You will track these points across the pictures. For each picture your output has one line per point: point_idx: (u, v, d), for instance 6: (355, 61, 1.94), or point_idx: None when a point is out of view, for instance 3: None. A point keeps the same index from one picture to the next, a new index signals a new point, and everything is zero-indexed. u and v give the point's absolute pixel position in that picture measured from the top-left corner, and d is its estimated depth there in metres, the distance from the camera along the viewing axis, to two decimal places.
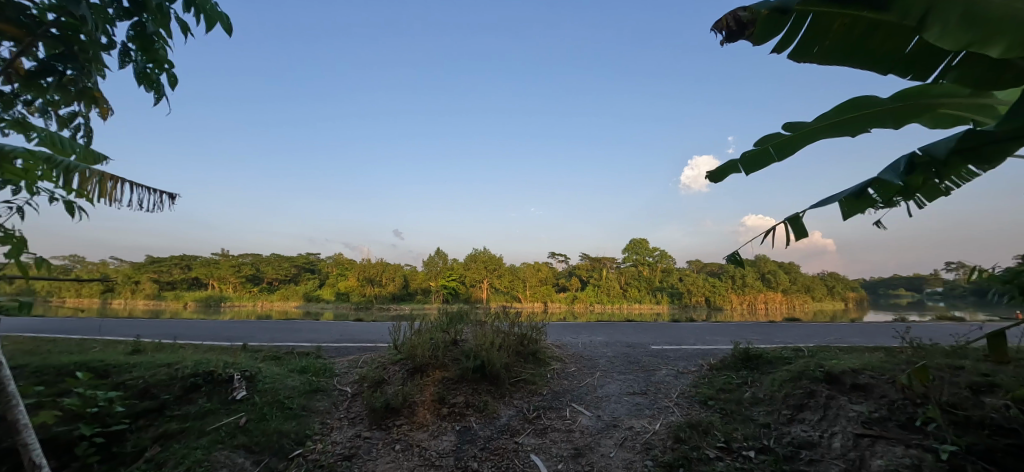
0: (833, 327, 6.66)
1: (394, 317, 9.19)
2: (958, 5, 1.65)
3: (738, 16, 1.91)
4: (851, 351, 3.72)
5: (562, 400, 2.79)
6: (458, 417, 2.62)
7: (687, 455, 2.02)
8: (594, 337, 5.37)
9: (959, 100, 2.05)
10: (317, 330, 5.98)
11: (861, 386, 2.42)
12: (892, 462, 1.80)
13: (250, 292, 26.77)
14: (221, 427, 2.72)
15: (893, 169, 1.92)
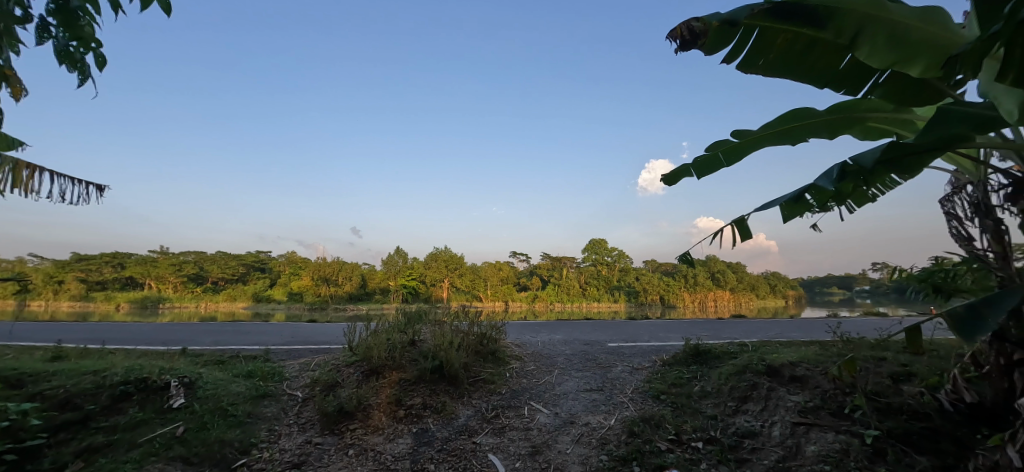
0: (772, 323, 7.17)
1: (349, 318, 8.89)
2: (886, 26, 1.82)
3: (691, 26, 2.01)
4: (790, 345, 4.00)
5: (521, 398, 2.81)
6: (415, 418, 2.57)
7: (641, 448, 2.08)
8: (554, 335, 5.44)
9: (884, 116, 2.23)
10: (266, 332, 5.68)
11: (798, 378, 2.59)
12: (823, 447, 1.94)
13: (195, 292, 25.01)
14: (155, 438, 2.52)
15: (827, 176, 2.03)
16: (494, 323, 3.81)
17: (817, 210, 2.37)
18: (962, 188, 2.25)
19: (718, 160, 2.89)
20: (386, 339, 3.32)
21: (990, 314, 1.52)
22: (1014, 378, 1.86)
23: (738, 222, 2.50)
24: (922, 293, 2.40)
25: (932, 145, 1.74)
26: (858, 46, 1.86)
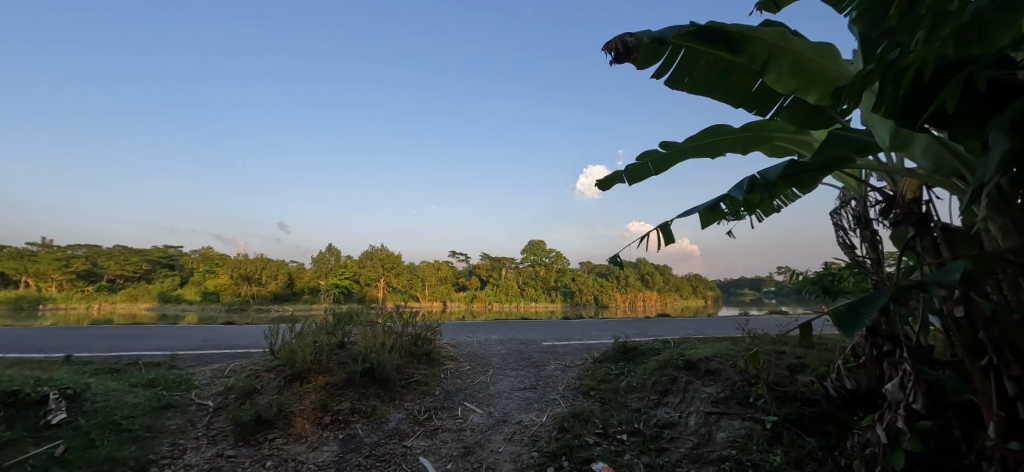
0: (691, 321, 7.79)
1: (269, 320, 8.26)
2: (789, 57, 2.02)
3: (625, 41, 2.16)
4: (707, 341, 4.36)
5: (455, 399, 2.79)
6: (342, 424, 2.46)
7: (570, 443, 2.15)
8: (490, 335, 5.50)
9: (788, 138, 2.48)
10: (172, 336, 5.11)
11: (712, 371, 2.83)
12: (731, 433, 2.14)
13: (88, 291, 21.81)
14: (25, 461, 2.16)
15: (738, 188, 2.22)
16: (430, 323, 3.76)
17: (731, 217, 2.59)
18: (847, 202, 2.48)
19: (648, 169, 3.08)
20: (313, 341, 3.15)
21: (865, 310, 1.78)
22: (884, 366, 2.19)
23: (663, 229, 2.67)
24: (812, 294, 2.63)
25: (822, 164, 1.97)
26: (766, 72, 2.07)
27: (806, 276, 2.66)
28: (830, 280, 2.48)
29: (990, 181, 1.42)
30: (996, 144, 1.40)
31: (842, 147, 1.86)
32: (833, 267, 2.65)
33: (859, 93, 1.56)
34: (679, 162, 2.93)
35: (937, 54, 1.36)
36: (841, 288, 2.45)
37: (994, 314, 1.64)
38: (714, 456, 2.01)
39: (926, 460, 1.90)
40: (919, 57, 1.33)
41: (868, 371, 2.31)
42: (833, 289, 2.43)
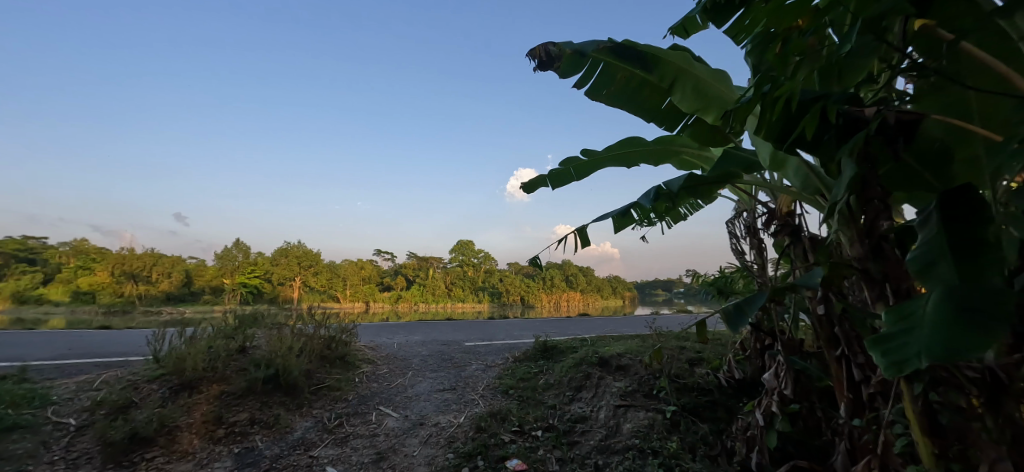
0: (609, 320, 8.29)
1: (159, 323, 7.30)
2: (692, 79, 2.25)
3: (546, 48, 2.45)
4: (620, 338, 4.69)
5: (369, 404, 2.74)
6: (239, 437, 2.35)
7: (486, 443, 2.17)
8: (412, 337, 5.44)
9: (693, 153, 2.71)
10: (23, 343, 4.29)
11: (622, 366, 3.03)
12: (635, 424, 2.29)
13: None
14: None
15: (646, 196, 2.39)
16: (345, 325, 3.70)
17: (643, 223, 2.79)
18: (739, 213, 2.75)
19: (570, 175, 3.22)
20: (207, 347, 2.94)
21: (749, 309, 2.01)
22: (765, 357, 2.46)
23: (580, 233, 2.78)
24: (708, 295, 2.90)
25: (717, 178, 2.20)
26: (674, 91, 2.28)
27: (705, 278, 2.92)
28: (724, 283, 2.76)
29: (840, 199, 1.68)
30: (845, 169, 1.66)
31: (733, 164, 2.09)
32: (726, 271, 2.94)
33: (744, 116, 1.79)
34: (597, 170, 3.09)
35: (799, 87, 1.59)
36: (733, 289, 2.74)
37: (845, 312, 1.94)
38: (619, 446, 2.15)
39: (795, 439, 2.18)
40: (784, 89, 1.55)
41: (751, 362, 2.57)
42: (727, 290, 2.72)
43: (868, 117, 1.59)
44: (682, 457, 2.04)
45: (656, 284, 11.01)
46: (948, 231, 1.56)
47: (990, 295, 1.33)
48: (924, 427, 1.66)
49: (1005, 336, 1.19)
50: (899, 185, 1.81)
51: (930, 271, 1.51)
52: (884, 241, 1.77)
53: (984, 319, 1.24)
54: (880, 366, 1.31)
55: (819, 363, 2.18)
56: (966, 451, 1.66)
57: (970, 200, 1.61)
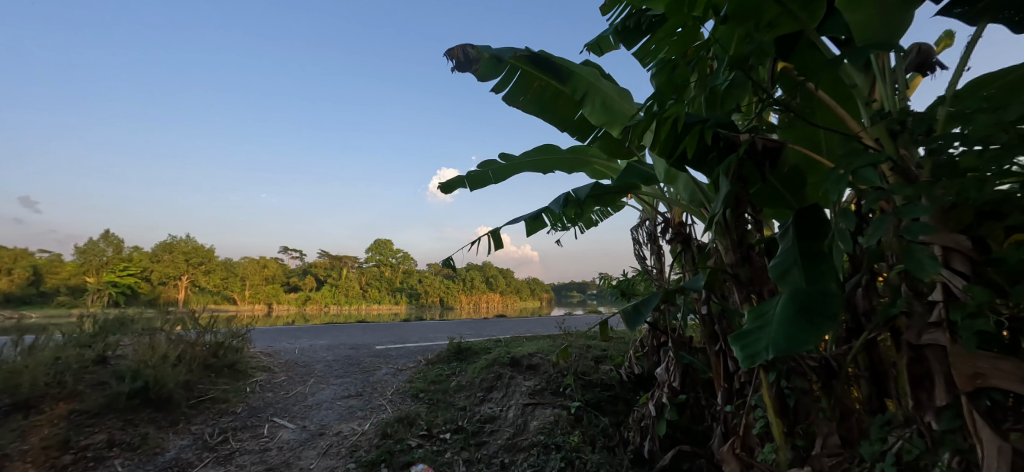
0: (527, 322, 8.64)
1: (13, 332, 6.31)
2: (601, 94, 2.46)
3: (464, 49, 2.66)
4: (534, 338, 4.95)
5: (262, 416, 3.01)
6: (93, 462, 2.36)
7: (392, 449, 2.44)
8: (314, 340, 5.75)
9: (601, 164, 2.92)
10: None
11: (532, 365, 3.27)
12: (541, 421, 2.56)
13: None
14: None
15: (557, 202, 2.56)
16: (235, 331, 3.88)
17: (557, 228, 2.97)
18: (643, 221, 2.98)
19: (488, 177, 3.36)
20: (53, 359, 2.85)
21: (643, 309, 2.20)
22: (661, 353, 2.71)
23: (494, 239, 3.02)
24: (614, 296, 3.12)
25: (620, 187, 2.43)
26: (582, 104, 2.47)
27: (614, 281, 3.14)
28: (627, 285, 2.99)
29: (716, 212, 1.92)
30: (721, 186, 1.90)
31: (633, 176, 2.31)
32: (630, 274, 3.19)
33: (642, 130, 1.98)
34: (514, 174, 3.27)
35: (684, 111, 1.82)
36: (634, 291, 2.96)
37: (722, 310, 2.17)
38: (525, 443, 2.43)
39: (681, 426, 2.43)
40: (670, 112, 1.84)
41: (648, 358, 2.85)
42: (629, 292, 2.94)
43: (739, 141, 1.87)
44: (582, 450, 2.32)
45: (569, 290, 11.64)
46: (799, 242, 1.84)
47: (822, 296, 1.58)
48: (777, 409, 1.94)
49: (827, 330, 1.45)
50: (765, 203, 2.09)
51: (785, 277, 1.78)
52: (752, 251, 2.04)
53: (815, 317, 1.50)
54: (738, 356, 1.53)
55: (703, 356, 2.44)
56: (808, 427, 1.90)
57: (816, 218, 1.91)
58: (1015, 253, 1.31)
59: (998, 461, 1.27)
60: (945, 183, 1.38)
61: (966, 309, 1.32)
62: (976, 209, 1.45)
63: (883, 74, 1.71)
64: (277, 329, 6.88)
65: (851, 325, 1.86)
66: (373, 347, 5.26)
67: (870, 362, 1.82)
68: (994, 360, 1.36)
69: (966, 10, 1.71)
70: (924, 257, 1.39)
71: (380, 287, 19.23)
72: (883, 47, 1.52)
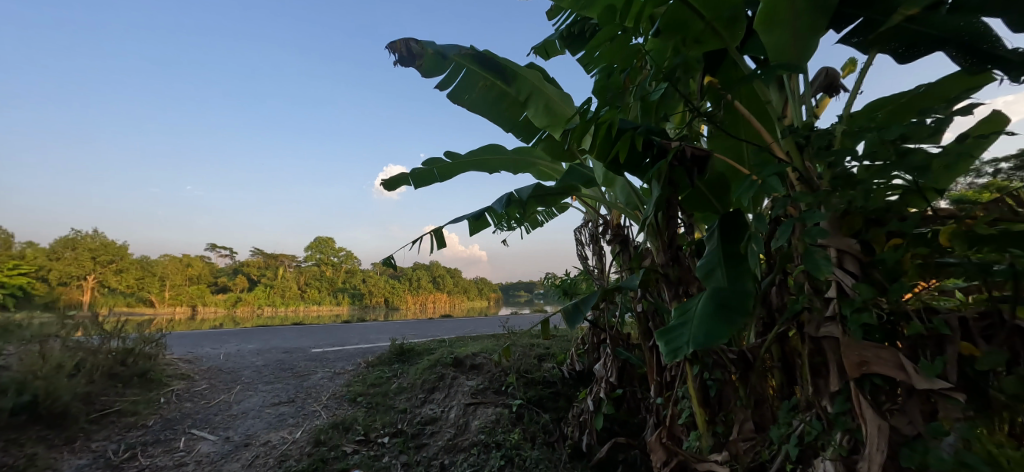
0: (473, 323, 8.68)
1: None
2: (544, 97, 2.76)
3: (409, 47, 2.97)
4: (480, 338, 5.02)
5: (177, 429, 2.88)
6: None
7: (326, 456, 2.50)
8: (244, 344, 5.49)
9: (547, 165, 3.08)
10: None
11: (474, 365, 3.45)
12: (482, 420, 2.71)
13: None
14: None
15: (500, 202, 2.66)
16: (147, 335, 3.72)
17: (501, 227, 3.07)
18: (587, 222, 3.08)
19: (433, 175, 3.35)
20: None
21: (583, 307, 2.27)
22: (600, 350, 2.85)
23: (436, 235, 3.08)
24: (557, 295, 3.22)
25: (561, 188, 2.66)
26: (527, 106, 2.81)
27: (558, 280, 3.23)
28: (569, 284, 3.09)
29: (648, 215, 2.02)
30: (654, 189, 2.02)
31: (574, 178, 2.51)
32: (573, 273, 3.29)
33: (582, 133, 2.10)
34: (460, 173, 3.30)
35: (617, 117, 1.93)
36: (576, 290, 3.07)
37: (655, 308, 2.29)
38: (466, 444, 2.57)
39: (617, 419, 2.57)
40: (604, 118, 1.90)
41: (588, 355, 3.00)
42: (570, 291, 3.05)
43: (669, 147, 1.97)
44: (521, 447, 2.48)
45: (515, 292, 11.79)
46: (722, 244, 1.96)
47: (738, 294, 1.72)
48: (700, 399, 2.10)
49: (738, 325, 1.58)
50: (696, 208, 2.21)
51: (710, 277, 1.91)
52: (681, 251, 2.17)
53: (729, 313, 1.62)
54: (662, 352, 1.65)
55: (638, 352, 2.58)
56: (726, 416, 2.07)
57: (738, 221, 2.01)
58: (893, 254, 1.47)
59: (878, 439, 1.39)
60: (840, 192, 1.54)
61: (855, 304, 1.48)
62: (864, 215, 1.60)
63: (793, 94, 1.88)
64: (203, 334, 6.39)
65: (765, 319, 1.95)
66: (309, 351, 5.05)
67: (783, 353, 1.92)
68: (875, 350, 1.47)
69: (862, 40, 1.96)
70: (819, 257, 1.54)
71: (319, 287, 17.80)
72: (788, 69, 1.68)
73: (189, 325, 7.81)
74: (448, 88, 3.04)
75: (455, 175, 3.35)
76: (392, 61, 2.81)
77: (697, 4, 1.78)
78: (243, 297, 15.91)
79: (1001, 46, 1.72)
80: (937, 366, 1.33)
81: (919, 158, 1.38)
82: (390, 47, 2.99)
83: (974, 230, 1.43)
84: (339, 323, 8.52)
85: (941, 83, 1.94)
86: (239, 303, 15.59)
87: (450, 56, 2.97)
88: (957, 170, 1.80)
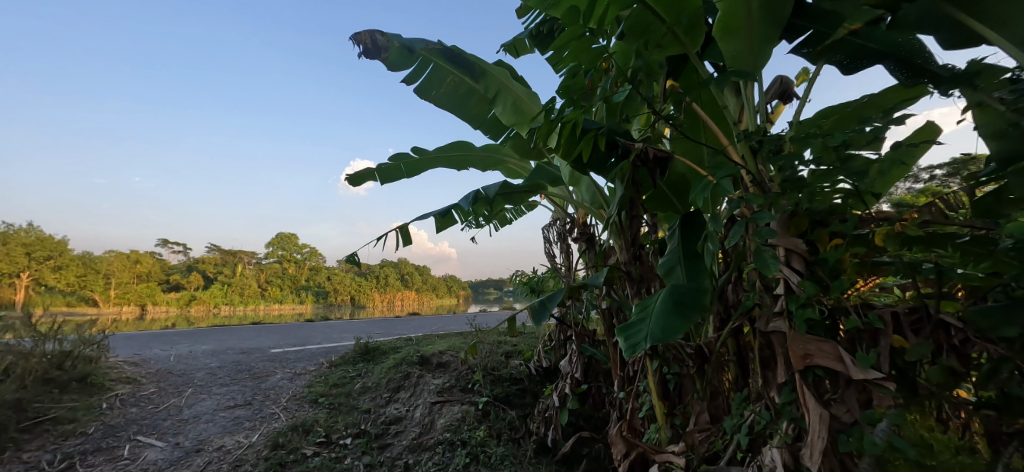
0: (440, 321, 8.58)
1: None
2: (512, 96, 2.79)
3: (374, 39, 2.92)
4: (447, 336, 5.01)
5: (120, 436, 2.71)
6: None
7: (284, 460, 2.44)
8: (199, 345, 5.24)
9: (515, 163, 3.11)
10: None
11: (441, 363, 3.49)
12: (448, 419, 2.71)
13: None
14: None
15: (467, 199, 2.67)
16: (87, 337, 3.54)
17: (469, 223, 3.09)
18: (555, 220, 3.11)
19: (399, 171, 3.31)
20: None
21: (549, 304, 2.30)
22: (566, 346, 2.93)
23: (401, 231, 3.04)
24: (524, 293, 3.25)
25: (528, 187, 2.71)
26: (495, 104, 2.83)
27: (525, 278, 3.26)
28: (537, 282, 3.13)
29: (612, 213, 2.11)
30: (617, 188, 2.07)
31: (541, 176, 2.66)
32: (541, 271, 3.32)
33: (548, 132, 2.13)
34: (426, 169, 3.27)
35: (581, 117, 1.97)
36: (543, 287, 3.11)
37: (619, 306, 2.37)
38: (431, 442, 2.56)
39: (581, 413, 2.63)
40: (569, 117, 1.97)
41: (555, 351, 3.06)
42: (537, 288, 3.08)
43: (632, 148, 2.01)
44: (486, 443, 2.50)
45: (483, 288, 11.74)
46: (682, 243, 2.03)
47: (696, 290, 1.78)
48: (660, 393, 2.17)
49: (693, 321, 1.63)
50: (658, 207, 2.27)
51: (670, 275, 1.97)
52: (643, 249, 2.23)
53: (685, 309, 1.68)
54: (622, 348, 1.69)
55: (603, 348, 2.65)
56: (684, 408, 2.15)
57: (697, 221, 2.09)
58: (834, 252, 1.55)
59: (819, 427, 1.46)
60: (788, 195, 1.61)
61: (800, 300, 1.55)
62: (809, 217, 1.66)
63: (748, 101, 1.96)
64: (151, 335, 6.01)
65: (722, 314, 2.01)
66: (267, 351, 4.86)
67: (737, 347, 2.00)
68: (819, 343, 1.52)
69: (810, 51, 2.05)
70: (768, 256, 1.60)
71: (281, 285, 17.14)
72: (741, 76, 1.75)
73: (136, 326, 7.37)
74: (415, 83, 3.01)
75: (422, 171, 3.32)
76: (356, 53, 2.75)
77: (658, 9, 1.84)
78: (197, 296, 14.79)
79: (933, 62, 1.86)
80: (871, 358, 1.41)
81: (858, 164, 1.46)
82: (355, 39, 2.91)
83: (906, 232, 1.54)
84: (302, 323, 8.28)
85: (880, 93, 2.13)
86: (193, 302, 14.60)
87: (417, 49, 2.93)
88: (892, 175, 1.98)
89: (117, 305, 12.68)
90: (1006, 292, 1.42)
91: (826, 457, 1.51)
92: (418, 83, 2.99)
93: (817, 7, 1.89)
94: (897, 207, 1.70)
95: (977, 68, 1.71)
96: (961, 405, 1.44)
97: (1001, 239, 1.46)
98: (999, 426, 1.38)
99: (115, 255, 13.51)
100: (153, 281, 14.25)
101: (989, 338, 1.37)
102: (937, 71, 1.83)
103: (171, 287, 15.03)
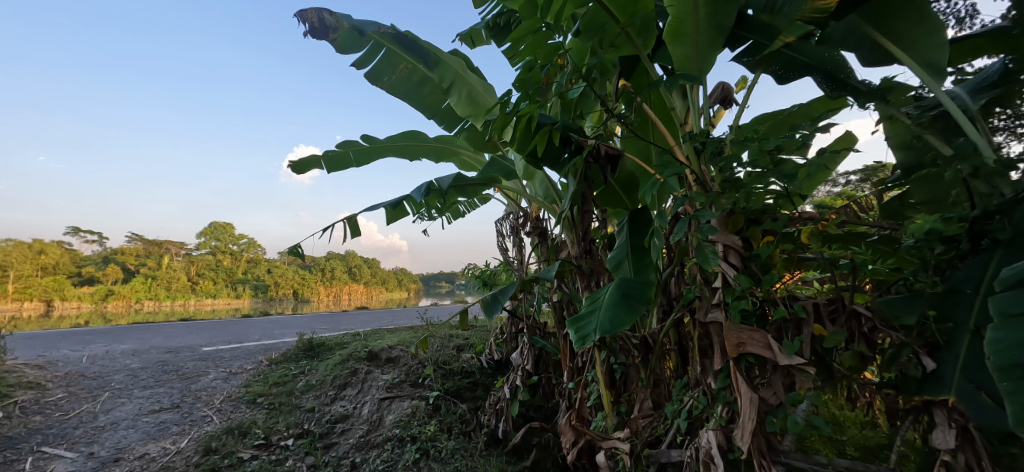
0: (389, 315, 8.35)
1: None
2: (467, 87, 2.78)
3: (320, 17, 2.76)
4: (396, 331, 4.92)
5: (22, 450, 2.40)
6: None
7: (219, 463, 2.29)
8: (113, 345, 4.74)
9: (469, 155, 3.12)
10: None
11: (391, 359, 3.42)
12: (397, 415, 2.66)
13: None
14: None
15: (420, 190, 2.61)
16: None
17: (421, 216, 3.05)
18: (509, 215, 3.11)
19: (347, 160, 3.18)
20: None
21: (501, 297, 2.32)
22: (518, 338, 2.99)
23: (350, 223, 2.92)
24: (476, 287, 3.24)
25: (482, 179, 2.73)
26: (449, 94, 2.81)
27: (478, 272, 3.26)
28: (489, 276, 3.13)
29: (564, 208, 2.13)
30: (570, 184, 2.12)
31: (494, 170, 2.64)
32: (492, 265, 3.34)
33: (505, 124, 2.12)
34: (377, 158, 3.18)
35: (536, 111, 2.00)
36: (495, 280, 3.12)
37: (570, 298, 2.44)
38: (379, 439, 2.51)
39: (532, 404, 2.69)
40: (525, 112, 1.97)
41: (506, 344, 3.11)
42: (489, 282, 3.08)
43: (585, 145, 2.06)
44: (436, 437, 2.48)
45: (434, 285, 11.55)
46: (630, 238, 2.10)
47: (643, 284, 1.84)
48: (606, 382, 2.25)
49: (639, 312, 1.70)
50: (607, 202, 2.40)
51: (619, 269, 2.05)
52: (594, 244, 2.28)
53: (633, 301, 1.75)
54: (572, 339, 1.74)
55: (554, 340, 2.72)
56: (629, 396, 2.25)
57: (644, 218, 2.16)
58: (766, 249, 1.65)
59: (749, 409, 1.56)
60: (727, 194, 1.69)
61: (735, 293, 1.64)
62: (745, 215, 1.76)
63: (693, 104, 2.05)
64: (55, 335, 5.33)
65: (665, 306, 2.09)
66: (198, 349, 4.52)
67: (679, 336, 2.09)
68: (750, 332, 1.62)
69: (750, 60, 2.13)
70: (708, 251, 1.67)
71: (215, 279, 15.83)
72: (688, 80, 1.82)
73: (22, 326, 6.40)
74: (365, 67, 2.90)
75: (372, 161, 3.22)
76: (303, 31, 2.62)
77: (613, 8, 1.87)
78: (116, 291, 13.23)
79: (854, 77, 2.02)
80: (795, 345, 1.53)
81: (789, 168, 1.57)
82: (300, 15, 2.74)
83: (826, 230, 1.69)
84: (231, 320, 7.71)
85: (809, 105, 2.34)
86: (111, 297, 13.07)
87: (368, 32, 2.81)
88: (815, 179, 2.15)
89: (17, 302, 11.12)
90: (905, 285, 1.59)
91: (756, 437, 1.61)
92: (369, 67, 2.88)
93: (758, 18, 1.98)
94: (818, 208, 1.86)
95: (890, 84, 1.89)
96: (867, 385, 1.59)
97: (902, 239, 1.65)
98: (897, 403, 1.51)
99: (13, 244, 11.83)
100: (62, 275, 12.66)
101: (892, 325, 1.53)
102: (858, 85, 1.99)
103: (86, 281, 13.43)
